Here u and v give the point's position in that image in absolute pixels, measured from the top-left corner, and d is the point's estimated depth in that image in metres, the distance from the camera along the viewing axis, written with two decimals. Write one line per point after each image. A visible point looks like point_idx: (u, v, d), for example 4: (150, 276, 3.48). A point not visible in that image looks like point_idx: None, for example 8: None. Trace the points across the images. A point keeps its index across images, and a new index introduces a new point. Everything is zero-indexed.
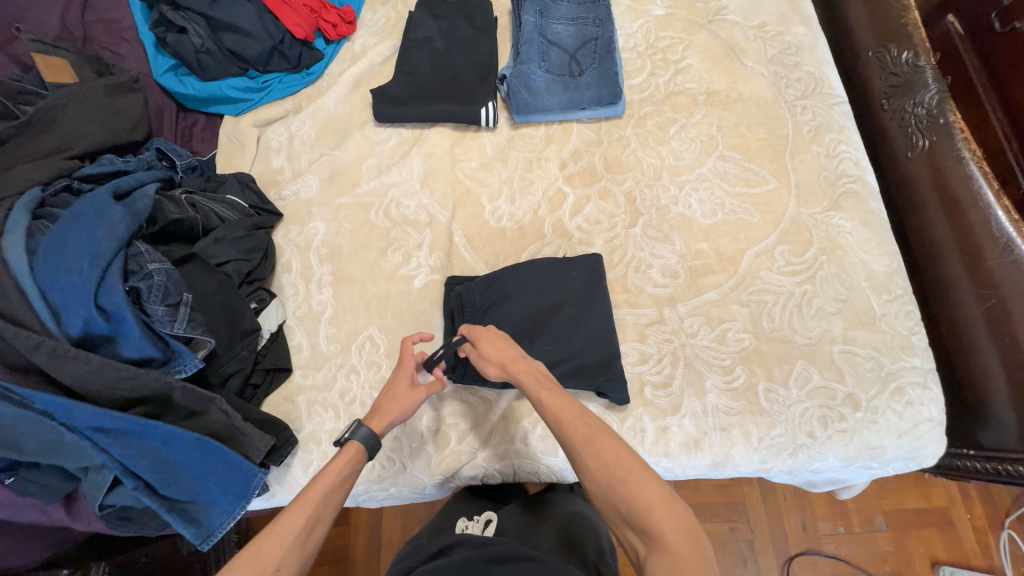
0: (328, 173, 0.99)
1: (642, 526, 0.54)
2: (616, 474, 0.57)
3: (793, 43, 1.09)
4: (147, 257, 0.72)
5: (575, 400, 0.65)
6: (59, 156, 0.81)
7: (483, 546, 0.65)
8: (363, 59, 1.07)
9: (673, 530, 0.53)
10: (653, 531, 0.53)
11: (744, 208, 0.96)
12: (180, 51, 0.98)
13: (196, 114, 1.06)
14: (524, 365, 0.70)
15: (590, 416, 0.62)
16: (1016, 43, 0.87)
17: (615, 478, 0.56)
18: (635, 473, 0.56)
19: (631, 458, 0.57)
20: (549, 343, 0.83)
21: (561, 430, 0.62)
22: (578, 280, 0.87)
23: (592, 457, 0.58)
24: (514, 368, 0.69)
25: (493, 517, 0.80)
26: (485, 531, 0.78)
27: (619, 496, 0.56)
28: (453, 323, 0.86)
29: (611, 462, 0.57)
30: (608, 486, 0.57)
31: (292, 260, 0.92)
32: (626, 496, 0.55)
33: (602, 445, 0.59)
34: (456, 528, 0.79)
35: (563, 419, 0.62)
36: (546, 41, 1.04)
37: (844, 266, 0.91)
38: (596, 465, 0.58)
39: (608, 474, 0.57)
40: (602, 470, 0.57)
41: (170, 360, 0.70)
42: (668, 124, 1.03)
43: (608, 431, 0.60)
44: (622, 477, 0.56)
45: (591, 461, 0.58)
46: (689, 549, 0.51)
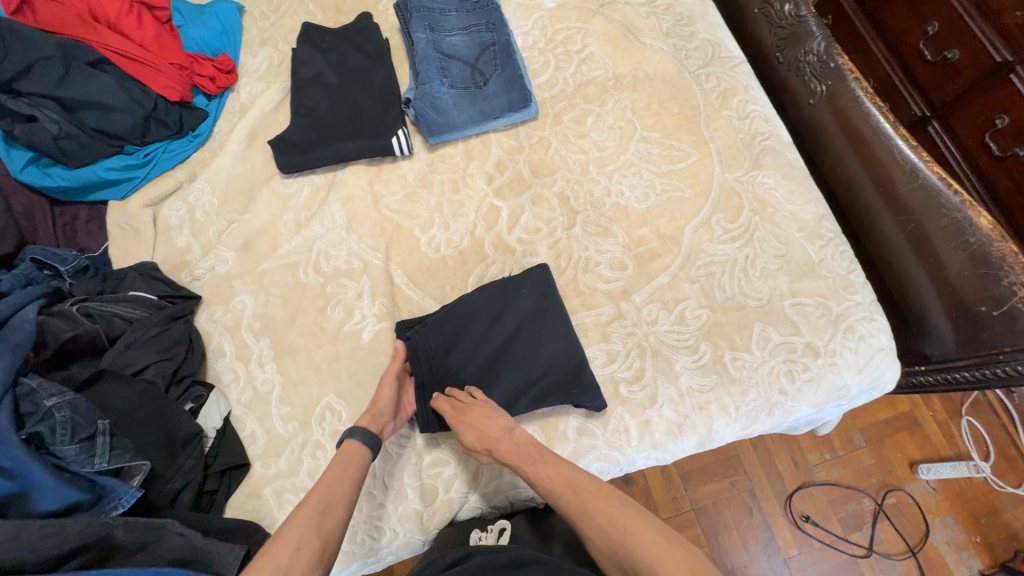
0: (242, 240, 0.91)
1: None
2: (613, 535, 0.57)
3: (683, 13, 1.11)
4: (43, 392, 0.62)
5: (567, 467, 0.66)
6: None
7: (498, 550, 0.63)
8: (253, 110, 0.99)
9: None
10: None
11: (674, 185, 0.97)
12: (34, 143, 0.84)
13: (75, 205, 0.94)
14: (512, 445, 0.70)
15: (575, 479, 0.64)
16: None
17: (613, 540, 0.57)
18: (630, 529, 0.57)
19: (624, 513, 0.58)
20: (516, 370, 0.80)
21: (560, 506, 0.63)
22: (532, 295, 0.85)
23: (591, 524, 0.59)
24: (502, 451, 0.70)
25: (507, 524, 0.76)
26: (500, 540, 0.74)
27: (623, 558, 0.56)
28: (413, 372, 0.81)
29: (606, 526, 0.58)
30: (612, 549, 0.57)
31: (224, 343, 0.84)
32: (627, 556, 0.55)
33: (594, 508, 0.60)
34: (469, 541, 0.74)
35: (553, 489, 0.64)
36: (443, 55, 0.99)
37: (776, 222, 0.93)
38: (595, 533, 0.59)
39: (609, 537, 0.58)
40: (601, 535, 0.58)
41: (101, 498, 0.62)
42: (584, 117, 1.02)
43: (605, 496, 0.61)
44: (620, 537, 0.57)
45: (592, 531, 0.59)
46: None
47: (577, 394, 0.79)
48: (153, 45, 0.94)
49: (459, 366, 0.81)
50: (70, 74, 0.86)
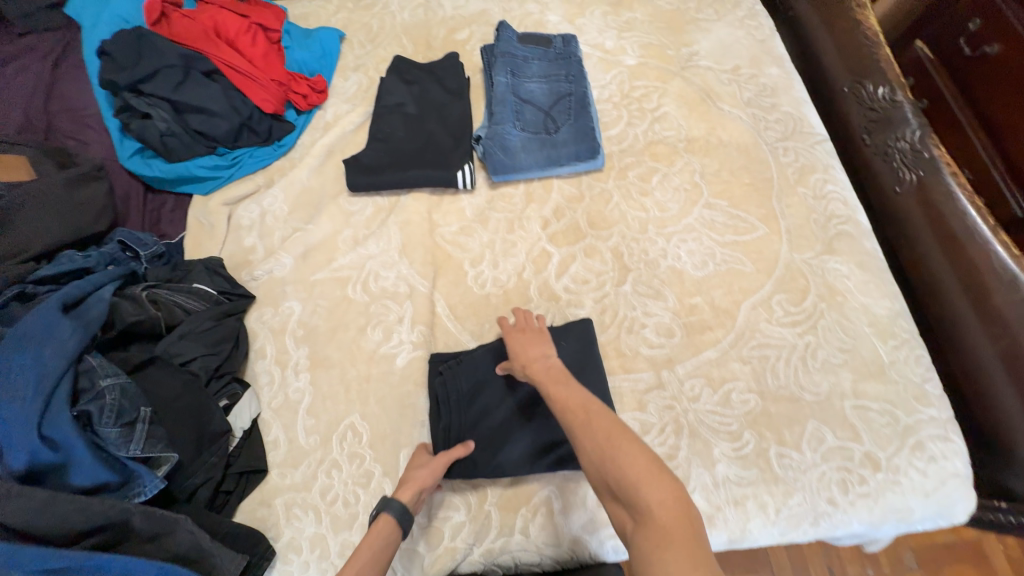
0: (302, 249, 0.95)
1: (629, 499, 0.53)
2: (606, 449, 0.57)
3: (767, 84, 1.10)
4: (100, 371, 0.65)
5: (586, 393, 0.65)
6: (13, 261, 0.77)
7: None
8: (335, 128, 1.06)
9: (659, 502, 0.51)
10: (640, 503, 0.52)
11: (735, 257, 0.93)
12: (144, 136, 0.93)
13: (165, 194, 1.02)
14: (542, 364, 0.72)
15: (589, 402, 0.64)
16: (979, 68, 1.03)
17: (604, 453, 0.57)
18: (625, 449, 0.56)
19: (623, 436, 0.58)
20: (543, 426, 0.78)
21: (563, 418, 0.64)
22: (577, 352, 0.82)
23: (589, 437, 0.59)
24: (534, 369, 0.71)
25: None
26: None
27: (610, 473, 0.55)
28: (437, 411, 0.80)
29: (602, 439, 0.58)
30: (602, 462, 0.57)
31: (267, 346, 0.87)
32: (613, 469, 0.55)
33: (597, 425, 0.60)
34: None
35: (565, 407, 0.64)
36: (520, 99, 1.02)
37: (845, 313, 0.86)
38: (590, 445, 0.59)
39: (602, 452, 0.57)
40: (594, 446, 0.58)
41: (128, 482, 0.63)
42: (650, 175, 1.01)
43: (609, 417, 0.61)
44: (613, 453, 0.56)
45: (589, 442, 0.59)
46: (674, 523, 0.49)
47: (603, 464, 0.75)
48: (261, 62, 1.03)
49: (484, 412, 0.79)
50: (186, 81, 0.96)
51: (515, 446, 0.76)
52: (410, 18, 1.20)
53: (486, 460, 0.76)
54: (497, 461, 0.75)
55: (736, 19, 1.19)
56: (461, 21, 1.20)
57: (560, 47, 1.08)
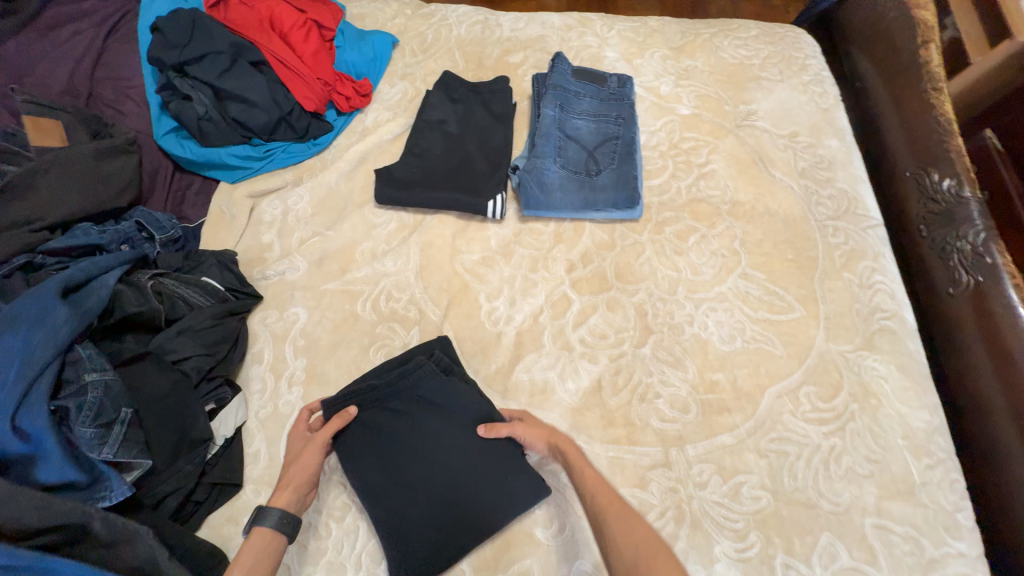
0: (318, 255, 0.92)
1: None
2: (641, 554, 0.57)
3: (825, 156, 1.04)
4: (88, 364, 0.63)
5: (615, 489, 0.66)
6: (24, 229, 0.75)
7: None
8: (373, 135, 1.03)
9: None
10: None
11: (766, 336, 0.87)
12: (181, 118, 0.93)
13: (192, 175, 1.00)
14: (573, 448, 0.71)
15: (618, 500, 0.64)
16: None
17: (638, 553, 0.57)
18: (659, 556, 0.56)
19: (656, 541, 0.58)
20: (419, 494, 0.72)
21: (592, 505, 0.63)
22: (509, 478, 0.73)
23: (623, 539, 0.59)
24: (559, 442, 0.71)
25: None
26: None
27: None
28: (390, 377, 0.79)
29: (633, 539, 0.59)
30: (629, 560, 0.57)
31: (265, 351, 0.84)
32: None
33: (632, 527, 0.60)
34: None
35: (597, 499, 0.64)
36: (564, 135, 0.99)
37: (877, 419, 0.79)
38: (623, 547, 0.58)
39: (633, 549, 0.58)
40: (627, 546, 0.58)
41: (95, 484, 0.60)
42: (688, 233, 0.96)
43: (636, 513, 0.62)
44: (646, 560, 0.56)
45: (620, 534, 0.60)
46: None
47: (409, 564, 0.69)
48: (309, 59, 1.02)
49: (411, 432, 0.75)
50: (232, 69, 0.95)
51: (389, 480, 0.73)
52: (466, 34, 1.18)
53: (363, 463, 0.74)
54: (365, 475, 0.74)
55: (800, 82, 1.13)
56: (517, 43, 1.17)
57: (614, 87, 1.04)
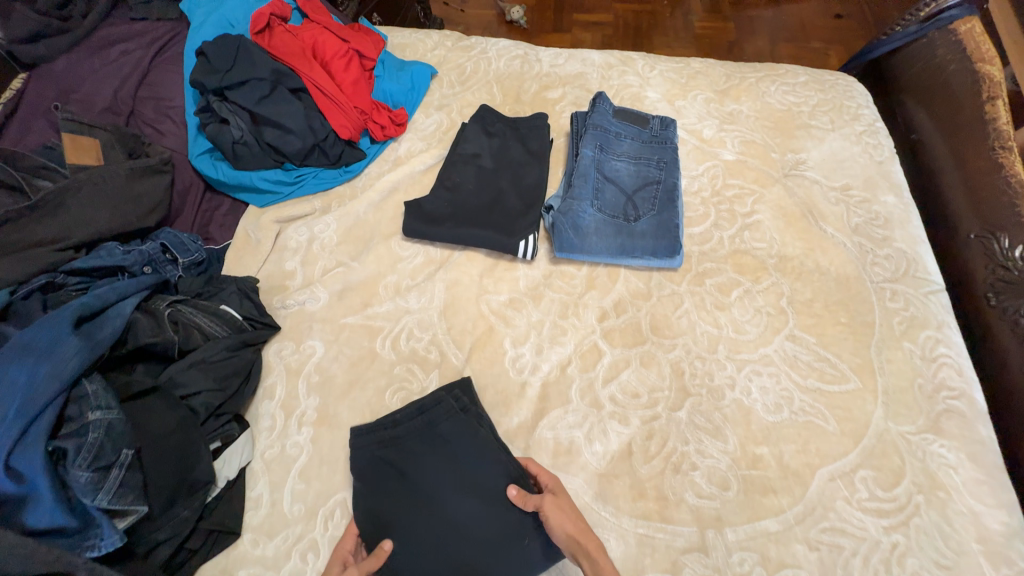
0: (340, 286, 0.89)
1: None
2: None
3: (880, 213, 0.97)
4: (93, 399, 0.60)
5: None
6: (49, 247, 0.73)
7: None
8: (405, 166, 1.01)
9: None
10: None
11: (817, 408, 0.79)
12: (217, 140, 0.92)
13: (222, 196, 0.99)
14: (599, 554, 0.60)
15: None
16: None
17: None
18: None
19: None
20: (420, 548, 0.66)
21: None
22: (519, 547, 0.66)
23: None
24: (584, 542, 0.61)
25: None
26: None
27: None
28: (411, 411, 0.75)
29: None
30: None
31: (277, 385, 0.80)
32: None
33: None
34: None
35: None
36: (602, 177, 0.95)
37: (947, 516, 0.70)
38: None
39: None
40: None
41: (84, 531, 0.55)
42: (730, 287, 0.90)
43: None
44: None
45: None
46: None
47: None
48: (348, 88, 1.01)
49: (426, 474, 0.70)
50: (271, 94, 0.95)
51: (393, 520, 0.68)
52: (505, 68, 1.17)
53: (369, 496, 0.69)
54: (368, 511, 0.68)
55: (852, 132, 1.08)
56: (556, 79, 1.15)
57: (656, 130, 1.01)
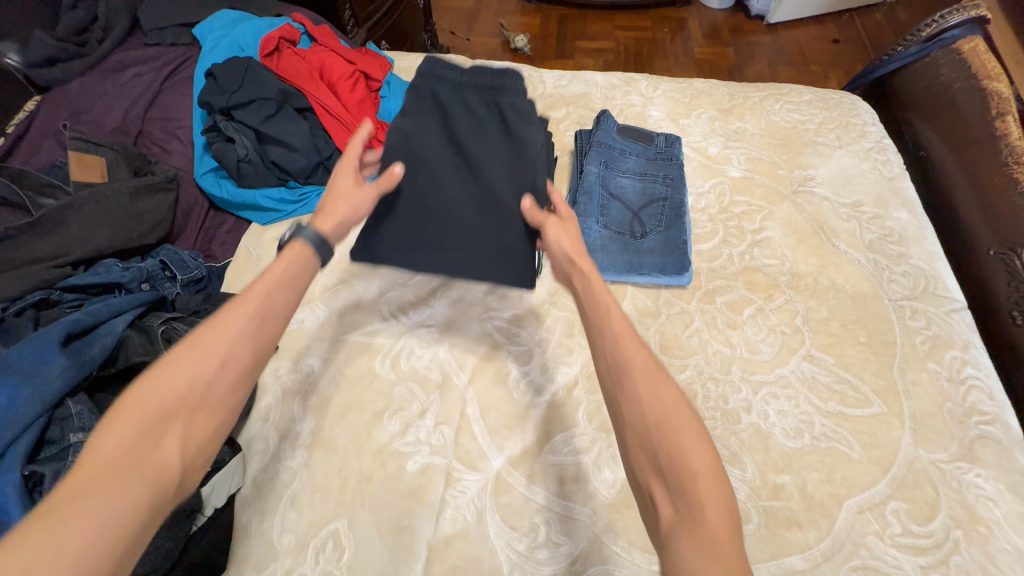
0: (340, 304, 0.87)
1: (683, 500, 0.42)
2: (664, 439, 0.45)
3: (895, 229, 0.95)
4: (76, 421, 0.57)
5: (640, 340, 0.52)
6: (46, 264, 0.73)
7: None
8: None
9: (713, 510, 0.42)
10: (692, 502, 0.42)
11: (840, 434, 0.74)
12: (222, 159, 0.92)
13: (226, 214, 0.99)
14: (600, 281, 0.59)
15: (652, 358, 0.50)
16: None
17: (659, 432, 0.45)
18: (693, 432, 0.45)
19: (689, 427, 0.45)
20: (442, 150, 0.73)
21: (614, 352, 0.51)
22: (497, 253, 0.74)
23: (637, 381, 0.48)
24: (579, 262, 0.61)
25: None
26: None
27: (663, 447, 0.45)
28: (466, 73, 0.74)
29: (650, 410, 0.46)
30: (654, 421, 0.46)
31: (272, 406, 0.78)
32: (665, 455, 0.44)
33: (656, 394, 0.47)
34: None
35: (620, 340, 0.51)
36: (608, 193, 0.93)
37: (990, 556, 0.64)
38: (641, 399, 0.47)
39: (657, 416, 0.46)
40: (645, 415, 0.46)
41: None
42: (742, 305, 0.87)
43: (665, 370, 0.49)
44: (678, 448, 0.44)
45: (644, 391, 0.47)
46: (719, 531, 0.41)
47: (382, 233, 0.74)
48: (354, 108, 1.02)
49: (470, 140, 0.73)
50: (277, 114, 0.95)
51: (416, 155, 0.72)
52: None
53: (409, 124, 0.72)
54: (399, 134, 0.71)
55: (860, 149, 1.07)
56: (560, 99, 1.16)
57: (661, 146, 1.00)
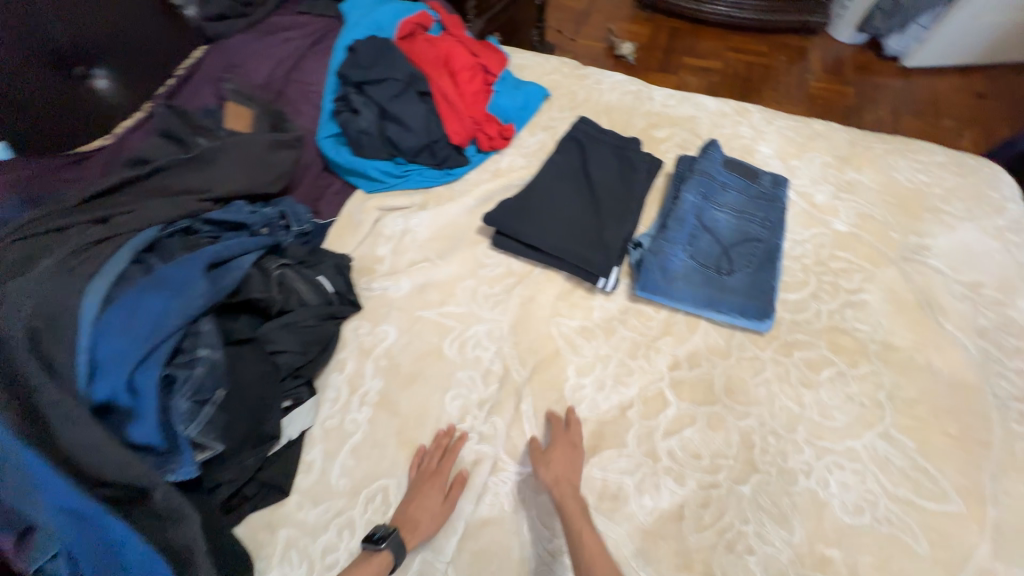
0: (422, 281, 0.93)
1: None
2: None
3: (1015, 321, 0.86)
4: (204, 338, 0.68)
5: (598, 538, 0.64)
6: (194, 197, 0.83)
7: None
8: (503, 178, 1.05)
9: None
10: None
11: (906, 523, 0.70)
12: (346, 128, 1.01)
13: (335, 177, 1.07)
14: (575, 496, 0.69)
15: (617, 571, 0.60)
16: None
17: None
18: None
19: None
20: (576, 172, 1.01)
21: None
22: (592, 245, 0.91)
23: None
24: (562, 489, 0.69)
25: None
26: None
27: None
28: (604, 140, 1.05)
29: None
30: None
31: (348, 361, 0.84)
32: None
33: None
34: None
35: (595, 558, 0.61)
36: (701, 224, 0.92)
37: None
38: None
39: None
40: None
41: (167, 456, 0.62)
42: (821, 365, 0.83)
43: None
44: None
45: None
46: None
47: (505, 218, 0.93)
48: (468, 98, 1.07)
49: (596, 170, 1.00)
50: (401, 94, 1.02)
51: (561, 169, 1.01)
52: (616, 101, 1.18)
53: (559, 155, 1.03)
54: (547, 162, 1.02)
55: (992, 226, 0.97)
56: (665, 119, 1.15)
57: (766, 187, 0.97)
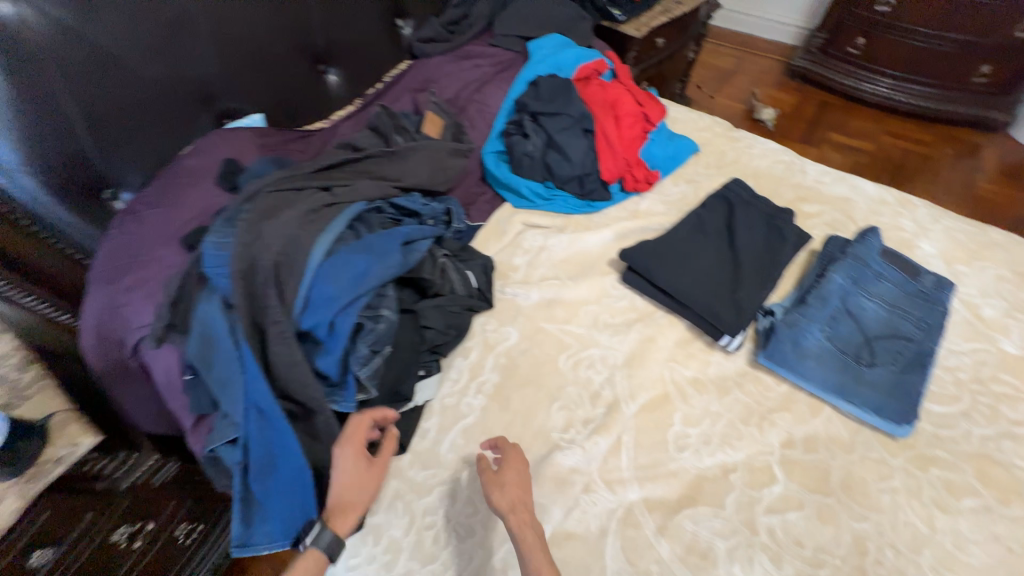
0: (549, 296, 1.00)
1: None
2: None
3: None
4: (386, 301, 0.81)
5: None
6: (388, 183, 0.98)
7: None
8: (642, 220, 1.10)
9: None
10: None
11: None
12: (513, 147, 1.14)
13: (489, 187, 1.20)
14: (531, 533, 0.66)
15: None
16: None
17: None
18: None
19: None
20: (717, 230, 1.04)
21: None
22: (723, 302, 0.92)
23: None
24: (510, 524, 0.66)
25: None
26: None
27: None
28: (752, 206, 1.07)
29: None
30: None
31: (473, 350, 0.93)
32: None
33: None
34: None
35: None
36: (846, 307, 0.89)
37: None
38: None
39: None
40: None
41: (337, 387, 0.77)
42: (963, 491, 0.76)
43: None
44: None
45: None
46: None
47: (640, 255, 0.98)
48: (625, 142, 1.16)
49: (740, 232, 1.02)
50: (568, 128, 1.13)
51: (704, 224, 1.05)
52: (767, 168, 1.19)
53: (703, 211, 1.07)
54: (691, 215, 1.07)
55: None
56: (817, 195, 1.13)
57: (926, 288, 0.92)
